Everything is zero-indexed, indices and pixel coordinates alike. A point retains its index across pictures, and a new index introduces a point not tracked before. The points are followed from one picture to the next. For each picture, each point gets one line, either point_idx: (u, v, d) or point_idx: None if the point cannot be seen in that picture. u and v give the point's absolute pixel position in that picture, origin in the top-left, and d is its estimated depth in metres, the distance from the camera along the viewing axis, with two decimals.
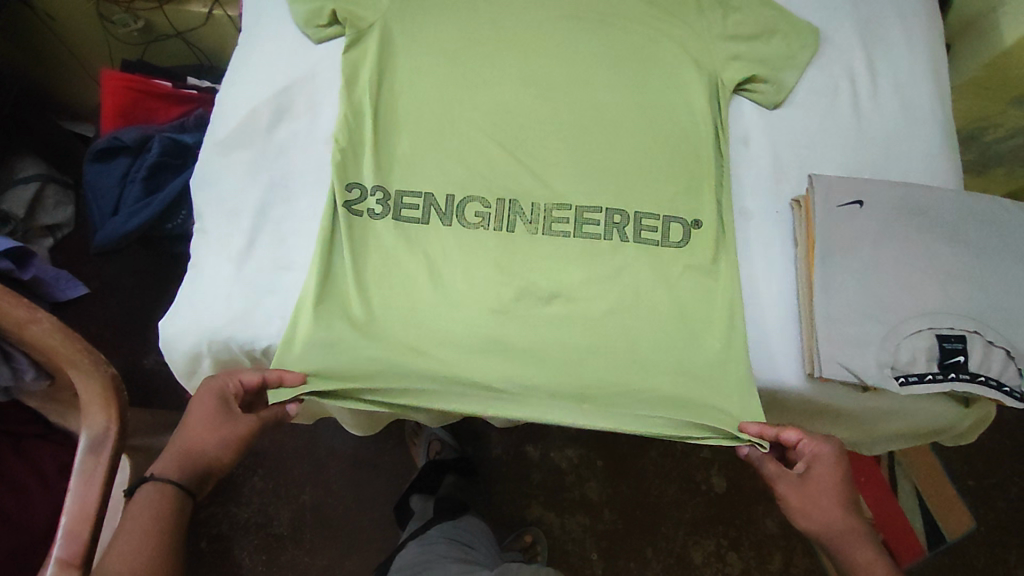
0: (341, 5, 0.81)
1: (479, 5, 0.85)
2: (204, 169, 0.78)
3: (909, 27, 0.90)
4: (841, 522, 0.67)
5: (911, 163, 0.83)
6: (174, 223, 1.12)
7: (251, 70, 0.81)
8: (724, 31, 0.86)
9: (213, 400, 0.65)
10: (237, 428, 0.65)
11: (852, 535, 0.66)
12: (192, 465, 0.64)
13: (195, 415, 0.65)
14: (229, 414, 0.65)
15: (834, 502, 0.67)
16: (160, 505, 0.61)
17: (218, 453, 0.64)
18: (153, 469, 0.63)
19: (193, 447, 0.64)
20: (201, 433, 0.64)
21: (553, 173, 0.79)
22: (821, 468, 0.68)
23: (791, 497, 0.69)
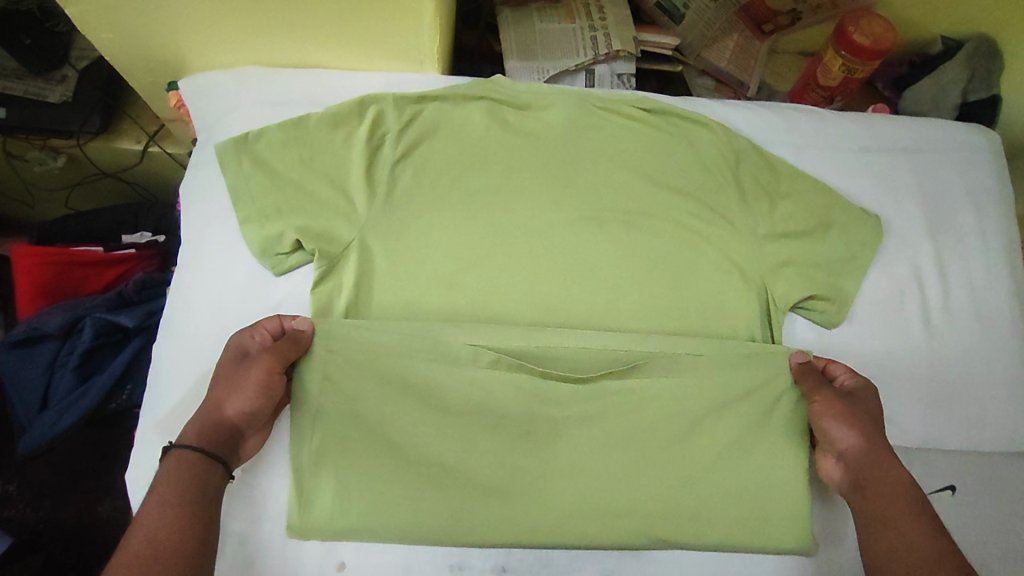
0: (305, 233, 0.64)
1: (474, 209, 0.69)
2: (139, 461, 0.61)
3: (983, 210, 0.77)
4: (871, 446, 0.59)
5: (994, 391, 0.70)
6: (119, 401, 0.92)
7: (195, 315, 0.65)
8: (773, 228, 0.70)
9: (227, 351, 0.60)
10: (250, 376, 0.58)
11: (889, 463, 0.58)
12: (207, 420, 0.56)
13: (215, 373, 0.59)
14: (241, 360, 0.59)
15: (870, 420, 0.61)
16: (186, 470, 0.52)
17: (238, 405, 0.57)
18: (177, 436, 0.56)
19: (213, 402, 0.57)
20: (216, 378, 0.59)
21: (582, 442, 0.63)
22: (861, 386, 0.63)
23: (826, 419, 0.61)
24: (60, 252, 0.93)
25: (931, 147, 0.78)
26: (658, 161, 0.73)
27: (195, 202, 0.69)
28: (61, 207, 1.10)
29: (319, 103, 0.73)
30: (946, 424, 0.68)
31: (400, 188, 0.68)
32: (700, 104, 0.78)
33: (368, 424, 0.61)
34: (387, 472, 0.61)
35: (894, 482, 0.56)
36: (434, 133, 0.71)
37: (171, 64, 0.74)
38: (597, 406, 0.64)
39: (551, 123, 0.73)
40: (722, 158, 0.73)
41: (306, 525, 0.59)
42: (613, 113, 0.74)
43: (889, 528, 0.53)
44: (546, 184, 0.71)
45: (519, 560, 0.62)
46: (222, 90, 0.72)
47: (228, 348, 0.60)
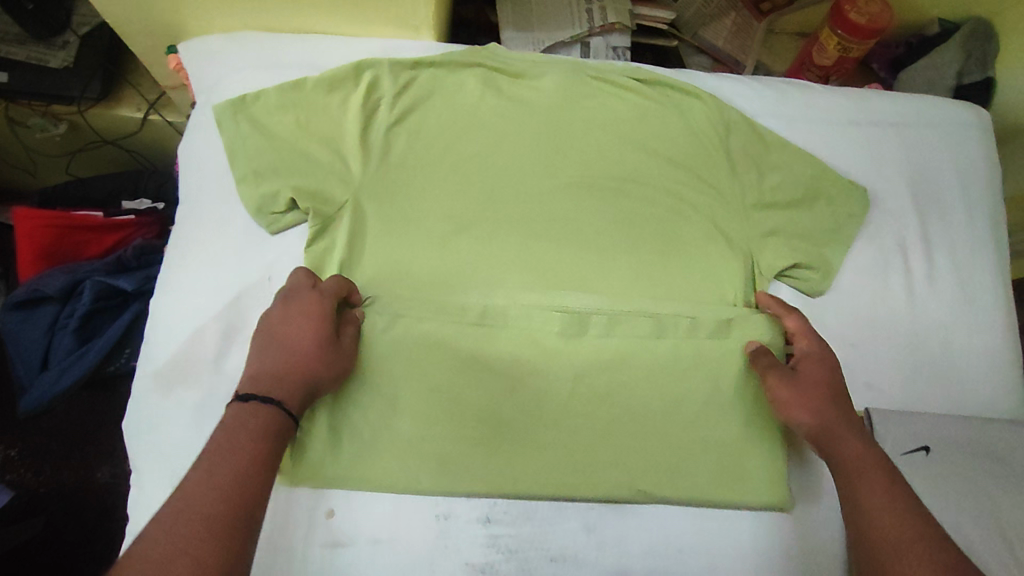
0: (300, 192, 0.66)
1: (467, 173, 0.70)
2: (136, 409, 0.63)
3: (970, 185, 0.78)
4: (831, 423, 0.59)
5: (974, 361, 0.72)
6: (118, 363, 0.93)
7: (192, 272, 0.66)
8: (760, 198, 0.72)
9: (328, 325, 0.58)
10: (344, 363, 0.60)
11: (848, 434, 0.58)
12: (307, 396, 0.56)
13: (308, 342, 0.57)
14: (338, 344, 0.60)
15: (824, 393, 0.61)
16: (274, 432, 0.52)
17: (330, 385, 0.59)
18: (271, 395, 0.53)
19: (310, 378, 0.56)
20: (312, 350, 0.57)
21: (568, 401, 0.65)
22: (812, 356, 0.64)
23: (783, 402, 0.62)
24: (59, 215, 0.94)
25: (921, 121, 0.79)
26: (650, 130, 0.74)
27: (194, 161, 0.70)
28: (62, 174, 1.12)
29: (316, 67, 0.74)
30: (924, 390, 0.70)
31: (395, 151, 0.69)
32: (693, 76, 0.79)
33: (360, 377, 0.63)
34: (375, 422, 0.62)
35: (854, 456, 0.56)
36: (429, 98, 0.72)
37: (170, 27, 0.75)
38: (581, 364, 0.66)
39: (544, 91, 0.74)
40: (712, 129, 0.74)
41: (295, 470, 0.61)
42: (607, 82, 0.75)
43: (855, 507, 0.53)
44: (539, 150, 0.72)
45: (503, 511, 0.63)
46: (221, 53, 0.73)
47: (330, 320, 0.59)
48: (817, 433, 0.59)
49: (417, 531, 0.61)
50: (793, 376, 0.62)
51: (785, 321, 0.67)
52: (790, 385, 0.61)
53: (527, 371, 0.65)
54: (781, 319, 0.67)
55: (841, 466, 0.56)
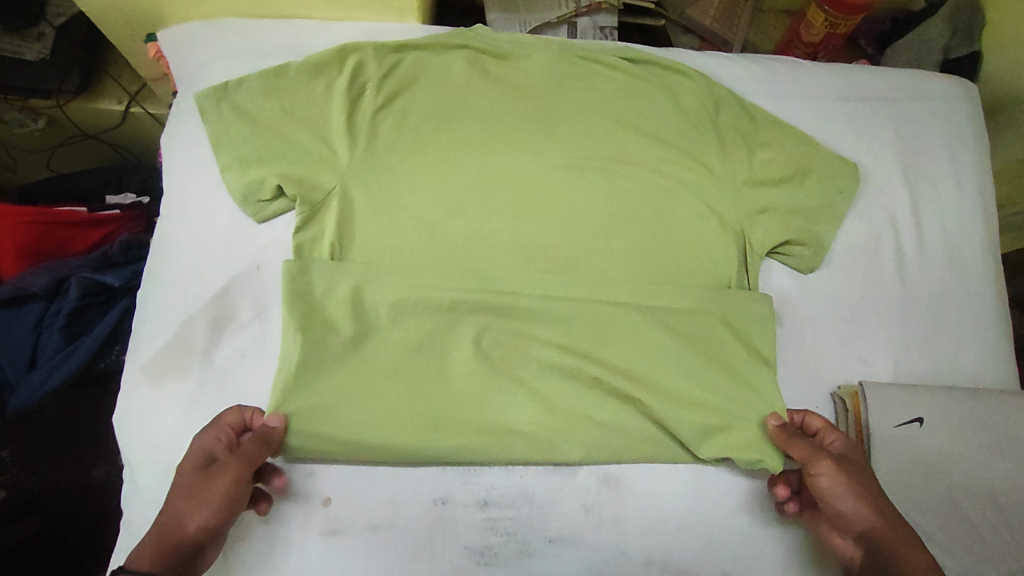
0: (286, 180, 0.65)
1: (455, 157, 0.69)
2: (125, 403, 0.62)
3: (958, 157, 0.78)
4: (889, 521, 0.57)
5: (963, 332, 0.72)
6: (107, 360, 0.93)
7: (178, 263, 0.65)
8: (751, 175, 0.71)
9: (197, 462, 0.56)
10: (213, 492, 0.54)
11: (910, 536, 0.56)
12: (172, 543, 0.52)
13: (173, 487, 0.55)
14: (207, 469, 0.55)
15: (877, 492, 0.59)
16: None
17: (201, 514, 0.53)
18: (126, 556, 0.51)
19: (174, 522, 0.53)
20: (178, 498, 0.54)
21: (562, 383, 0.65)
22: (855, 447, 0.62)
23: (843, 490, 0.58)
24: (43, 211, 0.93)
25: (910, 95, 0.79)
26: (639, 109, 0.73)
27: (176, 150, 0.69)
28: (43, 170, 1.10)
29: (299, 52, 0.72)
30: (916, 363, 0.70)
31: (382, 136, 0.68)
32: (681, 54, 0.79)
33: (352, 365, 0.63)
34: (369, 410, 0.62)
35: (917, 561, 0.55)
36: (414, 81, 0.71)
37: (149, 15, 0.73)
38: (575, 347, 0.66)
39: (531, 72, 0.73)
40: (701, 107, 0.73)
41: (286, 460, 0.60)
42: (594, 62, 0.75)
43: None
44: (527, 132, 0.71)
45: (501, 493, 0.63)
46: (201, 41, 0.72)
47: (200, 456, 0.56)
48: (881, 531, 0.56)
49: (415, 516, 0.61)
50: (843, 470, 0.59)
51: (805, 416, 0.65)
52: (849, 475, 0.58)
53: (521, 354, 0.66)
54: (800, 413, 0.65)
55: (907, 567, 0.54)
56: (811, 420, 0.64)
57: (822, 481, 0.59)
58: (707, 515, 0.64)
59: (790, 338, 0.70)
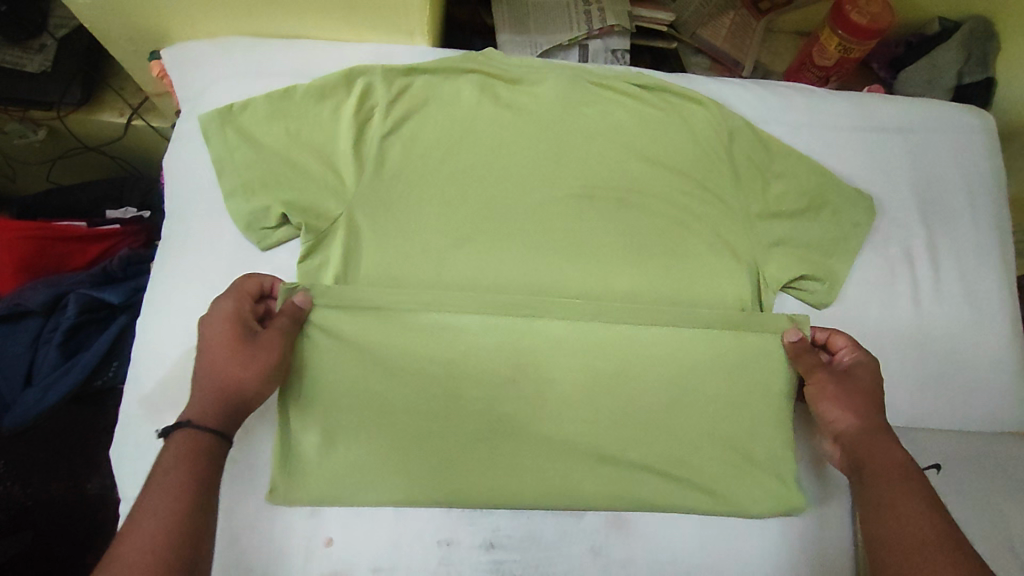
0: (291, 208, 0.63)
1: (465, 185, 0.68)
2: (123, 436, 0.60)
3: (974, 192, 0.76)
4: (866, 425, 0.59)
5: (979, 371, 0.71)
6: (104, 378, 0.90)
7: (180, 291, 0.63)
8: (765, 207, 0.70)
9: (240, 328, 0.57)
10: (266, 360, 0.57)
11: (884, 441, 0.58)
12: (227, 406, 0.55)
13: (212, 347, 0.56)
14: (253, 338, 0.57)
15: (869, 407, 0.61)
16: (197, 455, 0.51)
17: (256, 385, 0.56)
18: (185, 415, 0.53)
19: (226, 384, 0.55)
20: (223, 361, 0.56)
21: (570, 417, 0.64)
22: (868, 366, 0.63)
23: (824, 400, 0.62)
24: (41, 226, 0.91)
25: (927, 126, 0.78)
26: (653, 137, 0.72)
27: (179, 174, 0.67)
28: (43, 181, 1.08)
29: (306, 74, 0.71)
30: (931, 405, 0.69)
31: (390, 162, 0.67)
32: (695, 81, 0.77)
33: (358, 396, 0.62)
34: (373, 446, 0.60)
35: (889, 459, 0.56)
36: (424, 105, 0.69)
37: (154, 33, 0.72)
38: (585, 383, 0.64)
39: (543, 98, 0.72)
40: (716, 136, 0.72)
41: (290, 492, 0.59)
42: (607, 88, 0.73)
43: (879, 507, 0.54)
44: (538, 160, 0.70)
45: (507, 535, 0.62)
46: (207, 60, 0.70)
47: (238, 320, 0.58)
48: (852, 432, 0.60)
49: (419, 557, 0.60)
50: (833, 379, 0.62)
51: (831, 335, 0.66)
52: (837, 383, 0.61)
53: (531, 390, 0.64)
54: (827, 332, 0.66)
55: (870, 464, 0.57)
56: (836, 338, 0.66)
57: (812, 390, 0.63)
58: (717, 559, 0.63)
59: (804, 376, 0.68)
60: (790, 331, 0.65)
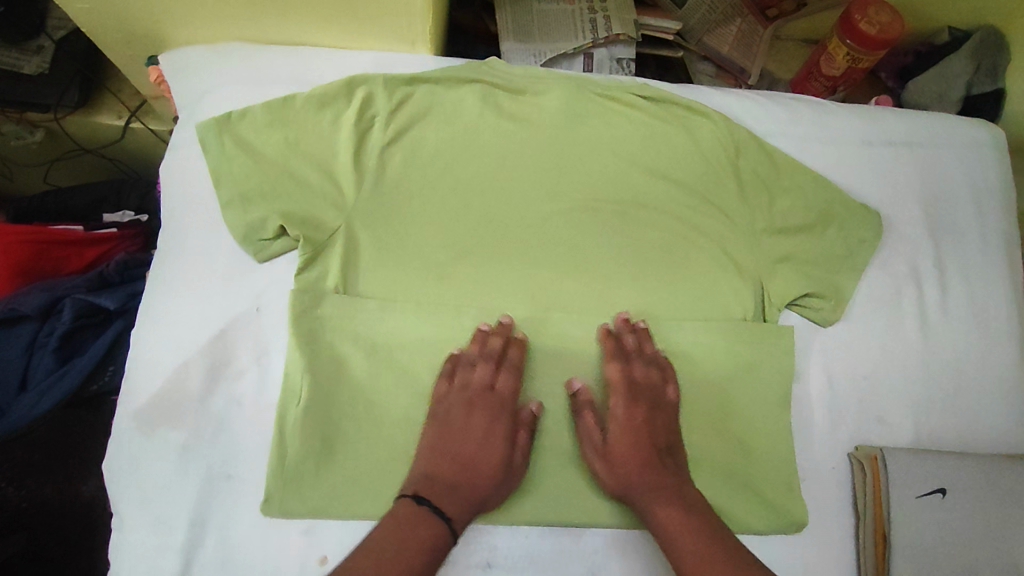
0: (289, 220, 0.62)
1: (466, 197, 0.67)
2: (114, 451, 0.59)
3: (984, 208, 0.75)
4: (636, 457, 0.59)
5: (986, 392, 0.70)
6: (101, 381, 0.89)
7: (175, 303, 0.62)
8: (771, 223, 0.69)
9: (503, 425, 0.60)
10: (499, 452, 0.59)
11: (645, 480, 0.58)
12: (467, 500, 0.56)
13: (447, 442, 0.58)
14: (487, 431, 0.59)
15: (653, 428, 0.60)
16: (420, 533, 0.53)
17: (499, 482, 0.58)
18: (425, 500, 0.54)
19: (466, 479, 0.57)
20: (472, 451, 0.58)
21: (569, 436, 0.63)
22: (649, 383, 0.62)
23: (640, 404, 0.61)
24: (37, 230, 0.90)
25: (936, 140, 0.77)
26: (657, 149, 0.71)
27: (175, 183, 0.66)
28: (40, 183, 1.07)
29: (306, 82, 0.70)
30: (936, 425, 0.68)
31: (390, 173, 0.66)
32: (700, 93, 0.76)
33: (355, 413, 0.61)
34: (487, 507, 0.60)
35: (656, 502, 0.56)
36: (426, 116, 0.68)
37: (152, 38, 0.71)
38: (585, 401, 0.63)
39: (547, 109, 0.70)
40: (721, 150, 0.71)
41: (285, 502, 0.58)
42: (611, 99, 0.72)
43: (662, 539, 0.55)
44: (540, 172, 0.68)
45: (505, 556, 0.60)
46: (205, 67, 0.69)
47: (484, 432, 0.59)
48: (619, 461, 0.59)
49: None
50: (622, 402, 0.61)
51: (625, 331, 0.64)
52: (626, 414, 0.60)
53: (531, 407, 0.63)
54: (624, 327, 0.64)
55: (644, 480, 0.58)
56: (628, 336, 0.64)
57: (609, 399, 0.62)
58: None
59: (808, 395, 0.67)
60: (618, 323, 0.64)
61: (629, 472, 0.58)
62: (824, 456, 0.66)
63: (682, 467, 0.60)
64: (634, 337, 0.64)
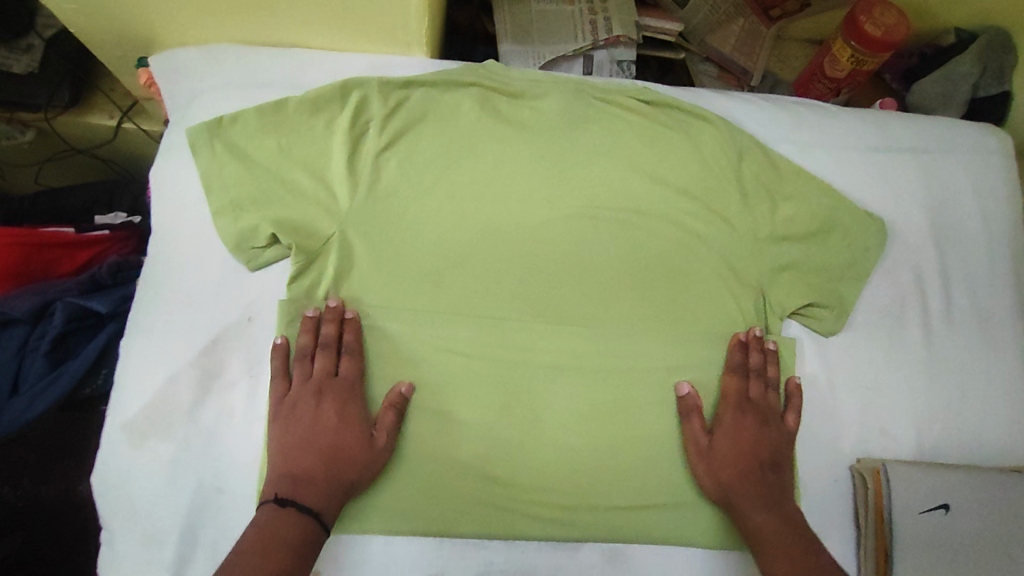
0: (281, 227, 0.61)
1: (463, 204, 0.65)
2: (103, 464, 0.58)
3: (990, 216, 0.74)
4: (742, 472, 0.59)
5: (990, 403, 0.68)
6: (93, 386, 0.86)
7: (165, 312, 0.61)
8: (773, 231, 0.67)
9: (327, 409, 0.58)
10: (352, 433, 0.57)
11: (757, 492, 0.58)
12: (326, 488, 0.55)
13: (257, 434, 0.57)
14: (314, 409, 0.57)
15: (760, 443, 0.60)
16: (278, 523, 0.52)
17: (354, 468, 0.56)
18: (283, 492, 0.54)
19: (329, 467, 0.56)
20: (287, 436, 0.57)
21: (566, 447, 0.62)
22: (766, 404, 0.63)
23: (747, 416, 0.62)
24: (28, 232, 0.88)
25: (941, 147, 0.76)
26: (658, 155, 0.69)
27: (166, 188, 0.65)
28: (30, 184, 1.05)
29: (299, 85, 0.68)
30: (939, 437, 0.67)
31: (385, 179, 0.64)
32: (701, 97, 0.75)
33: None
34: (470, 512, 0.60)
35: (762, 513, 0.57)
36: (422, 120, 0.67)
37: (142, 39, 0.69)
38: (581, 412, 0.62)
39: (545, 114, 0.69)
40: (723, 156, 0.69)
41: None
42: (611, 104, 0.71)
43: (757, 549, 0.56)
44: (538, 178, 0.67)
45: (501, 568, 0.60)
46: (196, 69, 0.68)
47: (337, 419, 0.58)
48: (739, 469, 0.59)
49: None
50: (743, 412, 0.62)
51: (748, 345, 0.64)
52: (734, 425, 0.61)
53: (528, 419, 0.62)
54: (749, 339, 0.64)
55: (739, 488, 0.58)
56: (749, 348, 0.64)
57: (718, 407, 0.63)
58: None
59: (809, 406, 0.66)
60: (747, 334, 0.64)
61: (726, 482, 0.59)
62: (826, 469, 0.65)
63: (785, 483, 0.60)
64: (760, 356, 0.64)
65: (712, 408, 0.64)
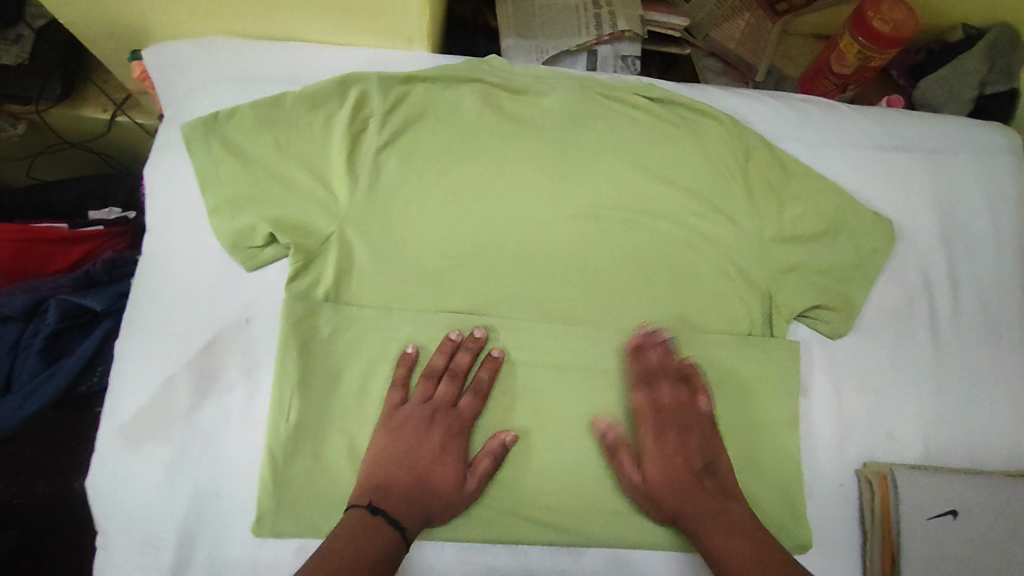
0: (279, 227, 0.59)
1: (465, 202, 0.64)
2: (98, 468, 0.56)
3: (999, 217, 0.73)
4: (673, 486, 0.59)
5: (998, 407, 0.68)
6: (90, 383, 0.85)
7: (162, 313, 0.60)
8: (780, 231, 0.66)
9: (446, 434, 0.59)
10: (455, 464, 0.58)
11: (703, 504, 0.58)
12: (412, 507, 0.55)
13: (391, 446, 0.58)
14: (455, 435, 0.59)
15: (693, 450, 0.61)
16: (363, 531, 0.52)
17: (439, 493, 0.57)
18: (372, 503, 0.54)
19: (420, 488, 0.57)
20: (434, 456, 0.58)
21: (570, 451, 0.61)
22: (681, 408, 0.62)
23: (669, 432, 0.61)
24: (21, 227, 0.87)
25: (948, 146, 0.75)
26: (663, 154, 0.68)
27: (161, 185, 0.63)
28: (22, 179, 1.03)
29: (298, 80, 0.67)
30: (946, 441, 0.66)
31: (386, 178, 0.63)
32: (707, 94, 0.74)
33: (348, 427, 0.59)
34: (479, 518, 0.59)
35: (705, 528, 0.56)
36: (423, 117, 0.65)
37: (135, 32, 0.67)
38: (585, 415, 0.62)
39: (549, 111, 0.68)
40: (730, 155, 0.68)
41: (278, 520, 0.56)
42: (615, 101, 0.69)
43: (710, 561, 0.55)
44: (542, 176, 0.66)
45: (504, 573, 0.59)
46: (192, 63, 0.66)
47: (438, 449, 0.59)
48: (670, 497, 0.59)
49: None
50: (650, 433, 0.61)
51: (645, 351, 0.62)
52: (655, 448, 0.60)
53: (531, 423, 0.61)
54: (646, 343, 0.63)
55: (684, 510, 0.58)
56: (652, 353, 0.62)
57: (637, 429, 0.62)
58: None
59: (815, 410, 0.65)
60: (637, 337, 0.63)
61: (669, 506, 0.59)
62: (832, 473, 0.64)
63: (727, 485, 0.59)
64: (658, 353, 0.62)
65: (632, 429, 0.62)
